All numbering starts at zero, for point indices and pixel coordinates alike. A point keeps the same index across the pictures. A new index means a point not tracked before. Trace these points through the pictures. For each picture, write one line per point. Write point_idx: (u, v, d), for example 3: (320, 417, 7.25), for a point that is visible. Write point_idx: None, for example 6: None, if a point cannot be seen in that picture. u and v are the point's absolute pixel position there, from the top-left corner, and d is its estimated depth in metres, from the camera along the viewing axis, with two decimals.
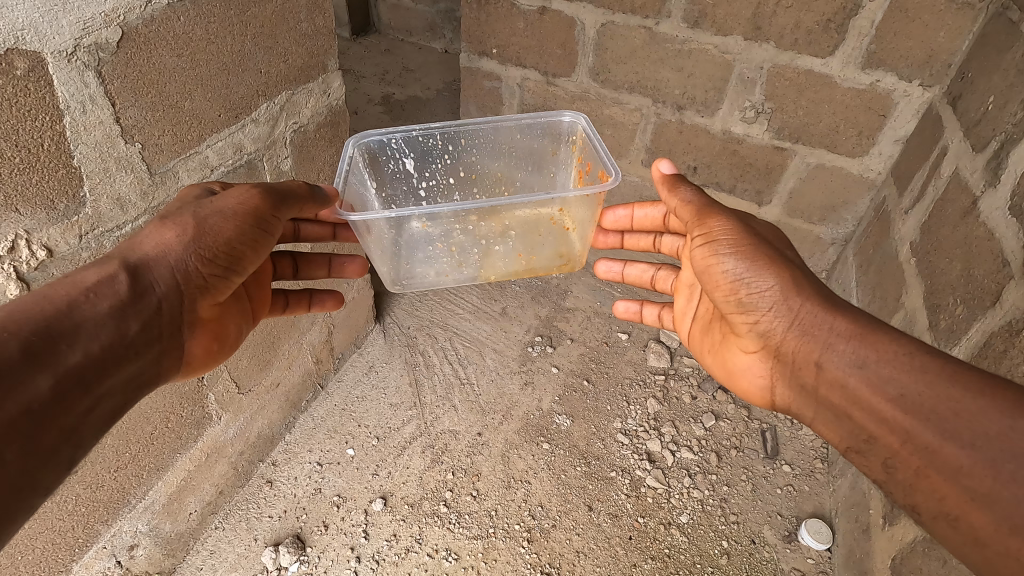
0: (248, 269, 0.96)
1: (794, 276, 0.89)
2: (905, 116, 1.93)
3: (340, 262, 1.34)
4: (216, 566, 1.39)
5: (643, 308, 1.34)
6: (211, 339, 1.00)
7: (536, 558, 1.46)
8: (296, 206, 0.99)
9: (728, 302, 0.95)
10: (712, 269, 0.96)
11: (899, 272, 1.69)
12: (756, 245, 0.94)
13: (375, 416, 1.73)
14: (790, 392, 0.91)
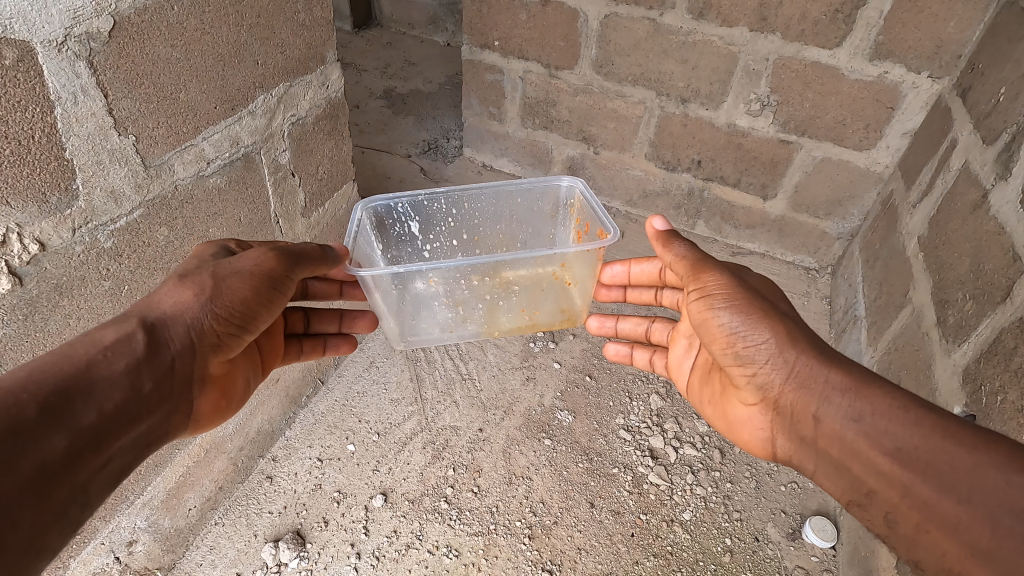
0: (260, 326, 0.95)
1: (789, 328, 0.86)
2: (913, 108, 1.90)
3: (351, 318, 1.30)
4: (216, 562, 1.38)
5: (633, 351, 1.31)
6: (219, 395, 0.98)
7: (537, 555, 1.45)
8: (309, 266, 1.00)
9: (725, 356, 0.91)
10: (709, 322, 0.93)
11: (907, 268, 1.66)
12: (751, 297, 0.90)
13: (375, 412, 1.72)
14: (790, 444, 0.88)
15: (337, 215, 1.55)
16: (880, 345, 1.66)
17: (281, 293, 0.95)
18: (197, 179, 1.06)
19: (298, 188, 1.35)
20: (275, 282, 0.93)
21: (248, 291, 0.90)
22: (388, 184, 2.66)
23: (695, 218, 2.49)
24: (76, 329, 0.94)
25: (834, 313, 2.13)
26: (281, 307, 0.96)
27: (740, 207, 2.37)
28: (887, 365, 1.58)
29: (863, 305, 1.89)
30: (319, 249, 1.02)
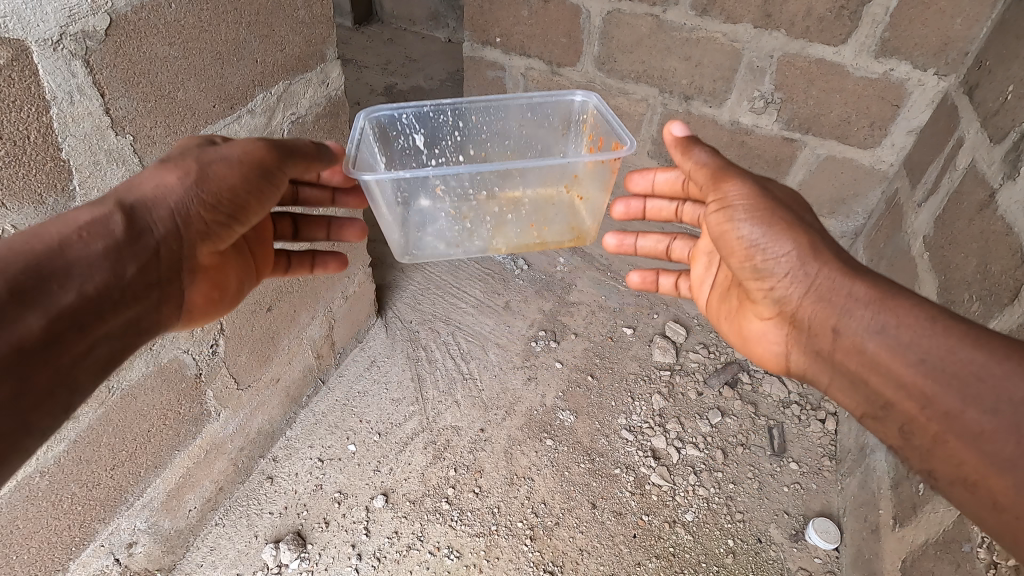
0: (251, 221, 0.92)
1: (809, 237, 0.84)
2: (919, 106, 1.89)
3: (341, 231, 1.25)
4: (217, 563, 1.37)
5: (659, 275, 1.24)
6: (211, 286, 0.96)
7: (539, 556, 1.44)
8: (302, 163, 0.95)
9: (743, 262, 0.90)
10: (727, 235, 0.90)
11: (911, 267, 1.65)
12: (772, 207, 0.87)
13: (376, 412, 1.71)
14: (806, 356, 0.88)
15: (337, 214, 1.54)
16: None
17: (270, 188, 0.91)
18: None
19: None
20: (264, 177, 0.89)
21: (235, 181, 0.86)
22: None
23: None
24: None
25: None
26: (272, 199, 0.93)
27: None
28: None
29: None
30: (312, 144, 0.97)
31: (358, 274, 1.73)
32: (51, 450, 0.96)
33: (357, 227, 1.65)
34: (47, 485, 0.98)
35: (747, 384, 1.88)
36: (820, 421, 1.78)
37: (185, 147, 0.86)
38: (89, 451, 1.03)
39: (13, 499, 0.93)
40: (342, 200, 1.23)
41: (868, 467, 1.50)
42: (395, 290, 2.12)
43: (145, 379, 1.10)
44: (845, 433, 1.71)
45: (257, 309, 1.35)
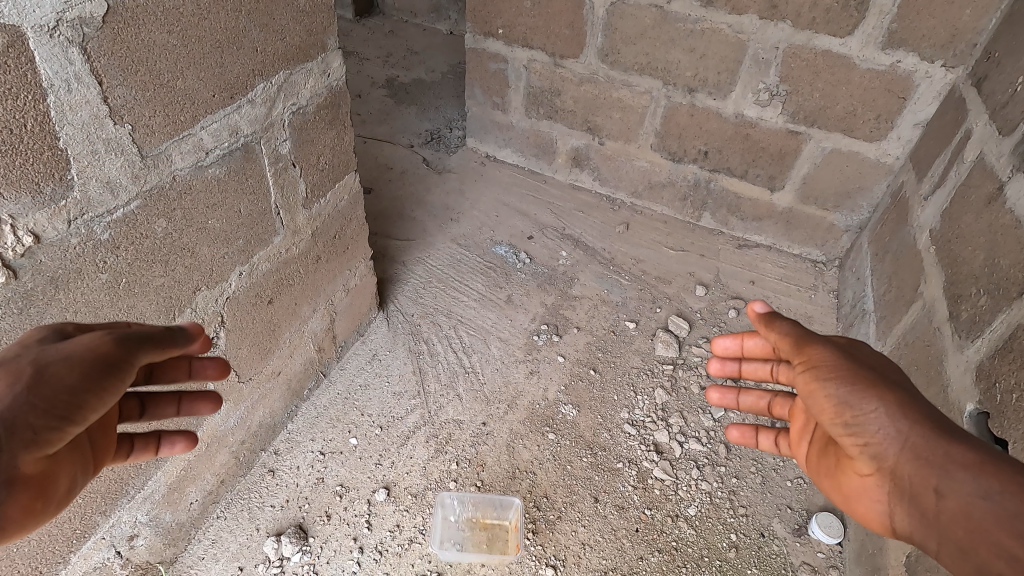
0: (94, 416, 0.72)
1: (904, 396, 0.72)
2: (926, 98, 1.86)
3: (192, 407, 1.03)
4: (218, 555, 1.37)
5: (760, 433, 1.10)
6: (36, 497, 0.71)
7: (541, 550, 1.44)
8: (156, 349, 0.78)
9: (833, 424, 0.75)
10: (810, 390, 0.78)
11: (917, 262, 1.63)
12: (861, 368, 0.76)
13: (377, 405, 1.71)
14: (909, 521, 0.69)
15: (338, 207, 1.52)
16: (889, 340, 1.64)
17: (119, 381, 0.73)
18: (196, 169, 1.04)
19: (299, 179, 1.33)
20: (109, 369, 0.72)
21: (71, 375, 0.69)
22: (390, 175, 2.63)
23: (701, 210, 2.45)
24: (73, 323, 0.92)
25: (841, 307, 2.10)
26: (116, 400, 0.74)
27: (747, 199, 2.33)
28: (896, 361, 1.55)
29: (871, 299, 1.87)
30: (166, 330, 0.81)
31: (359, 267, 1.72)
32: None
33: (359, 220, 1.63)
34: None
35: (750, 379, 1.87)
36: None
37: (19, 348, 0.70)
38: None
39: None
40: (199, 376, 0.96)
41: None
42: (397, 283, 2.11)
43: None
44: None
45: (258, 301, 1.34)
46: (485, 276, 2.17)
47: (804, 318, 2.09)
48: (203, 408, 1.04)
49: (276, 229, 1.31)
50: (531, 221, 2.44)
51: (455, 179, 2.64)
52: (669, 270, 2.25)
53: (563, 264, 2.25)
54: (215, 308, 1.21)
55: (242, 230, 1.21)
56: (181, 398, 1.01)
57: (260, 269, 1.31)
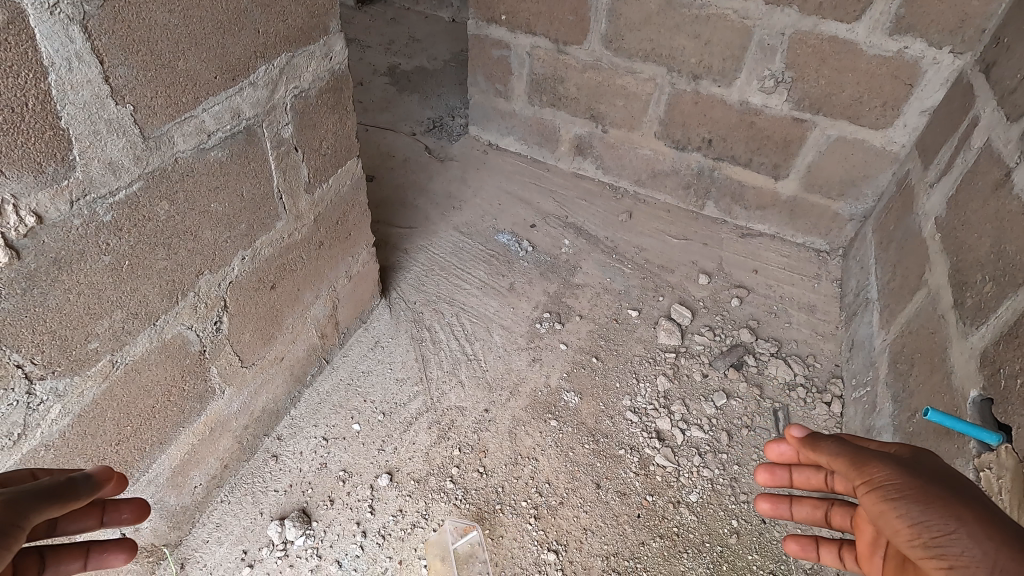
0: None
1: (984, 517, 0.63)
2: (933, 85, 1.84)
3: (102, 559, 0.88)
4: (222, 539, 1.38)
5: (820, 547, 1.00)
6: None
7: (543, 535, 1.44)
8: (56, 504, 0.70)
9: (909, 548, 0.64)
10: (879, 511, 0.67)
11: (922, 250, 1.62)
12: (931, 483, 0.67)
13: (380, 391, 1.71)
14: None
15: (341, 192, 1.52)
16: (893, 328, 1.63)
17: (9, 546, 0.63)
18: (197, 151, 1.04)
19: (302, 164, 1.32)
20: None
21: None
22: (392, 163, 2.62)
23: (705, 199, 2.44)
24: (77, 305, 0.92)
25: (845, 296, 2.09)
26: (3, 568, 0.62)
27: (751, 187, 2.32)
28: (900, 349, 1.55)
29: (875, 288, 1.86)
30: (66, 481, 0.73)
31: (362, 254, 1.72)
32: (57, 424, 0.96)
33: (361, 206, 1.63)
34: (53, 458, 0.98)
35: (752, 367, 1.87)
36: (826, 404, 1.77)
37: None
38: (93, 424, 1.02)
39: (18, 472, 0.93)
40: (112, 521, 0.88)
41: None
42: (399, 271, 2.11)
43: (148, 354, 1.09)
44: (851, 416, 1.70)
45: (261, 286, 1.34)
46: (488, 264, 2.17)
47: (807, 307, 2.08)
48: (115, 557, 0.89)
49: (279, 214, 1.31)
50: (533, 209, 2.43)
51: (458, 168, 2.63)
52: (672, 259, 2.24)
53: (565, 253, 2.25)
54: (218, 292, 1.21)
55: (245, 214, 1.21)
56: (88, 550, 0.87)
57: (263, 254, 1.30)
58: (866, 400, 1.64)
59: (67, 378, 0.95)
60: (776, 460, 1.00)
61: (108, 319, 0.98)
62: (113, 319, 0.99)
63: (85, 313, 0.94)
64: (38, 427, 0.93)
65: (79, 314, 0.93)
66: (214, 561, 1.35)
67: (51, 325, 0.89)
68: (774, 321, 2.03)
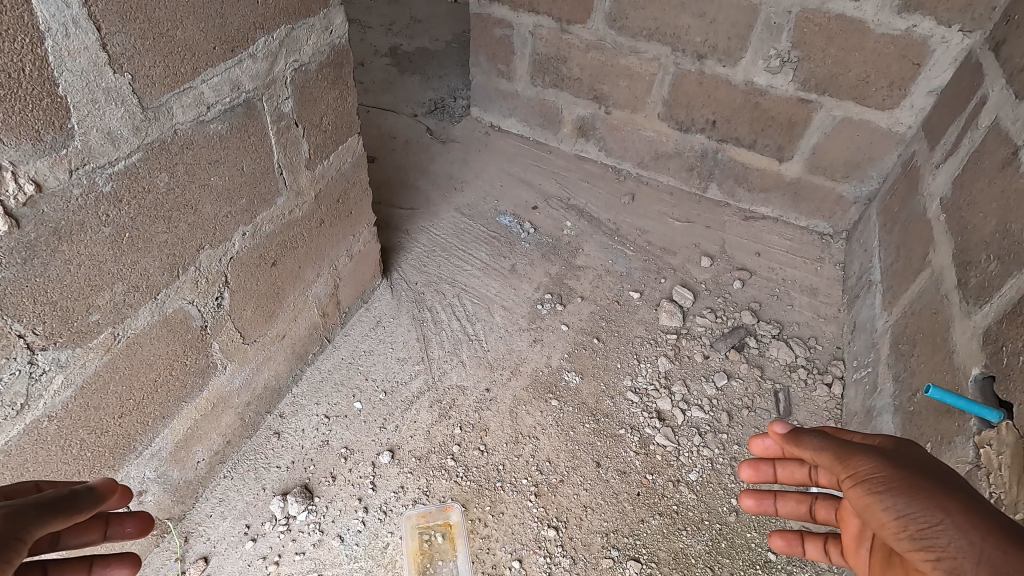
0: None
1: (969, 506, 0.62)
2: (941, 65, 1.82)
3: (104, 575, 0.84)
4: (225, 514, 1.39)
5: (805, 542, 0.99)
6: None
7: (543, 512, 1.45)
8: (59, 517, 0.68)
9: (896, 540, 0.63)
10: (865, 505, 0.66)
11: (926, 231, 1.61)
12: (915, 474, 0.66)
13: (381, 370, 1.72)
14: None
15: (341, 169, 1.51)
16: (895, 310, 1.62)
17: (11, 558, 0.61)
18: (197, 124, 1.03)
19: (302, 140, 1.32)
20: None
21: None
22: (393, 144, 2.60)
23: (708, 181, 2.42)
24: (78, 276, 0.92)
25: (847, 279, 2.08)
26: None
27: (754, 170, 2.30)
28: (902, 330, 1.54)
29: (878, 270, 1.85)
30: (70, 493, 0.72)
31: (363, 233, 1.71)
32: (60, 394, 0.96)
33: (362, 185, 1.62)
34: (56, 428, 0.98)
35: (753, 348, 1.87)
36: (827, 385, 1.77)
37: None
38: (96, 397, 1.03)
39: (22, 442, 0.93)
40: (116, 534, 0.88)
41: (874, 430, 1.49)
42: (400, 252, 2.10)
43: (150, 328, 1.09)
44: (852, 397, 1.70)
45: (261, 263, 1.34)
46: (489, 245, 2.16)
47: (809, 290, 2.07)
48: (117, 573, 0.85)
49: (279, 190, 1.30)
50: (535, 191, 2.42)
51: (459, 149, 2.61)
52: (674, 241, 2.23)
53: (567, 235, 2.24)
54: (219, 267, 1.21)
55: (245, 189, 1.20)
56: (92, 564, 0.84)
57: (264, 230, 1.30)
58: (866, 381, 1.64)
59: (68, 349, 0.95)
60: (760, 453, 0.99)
61: (109, 291, 0.98)
62: (114, 291, 0.99)
63: (86, 284, 0.94)
64: (41, 397, 0.93)
65: (81, 285, 0.93)
66: (217, 535, 1.36)
67: (52, 295, 0.89)
68: (776, 303, 2.02)
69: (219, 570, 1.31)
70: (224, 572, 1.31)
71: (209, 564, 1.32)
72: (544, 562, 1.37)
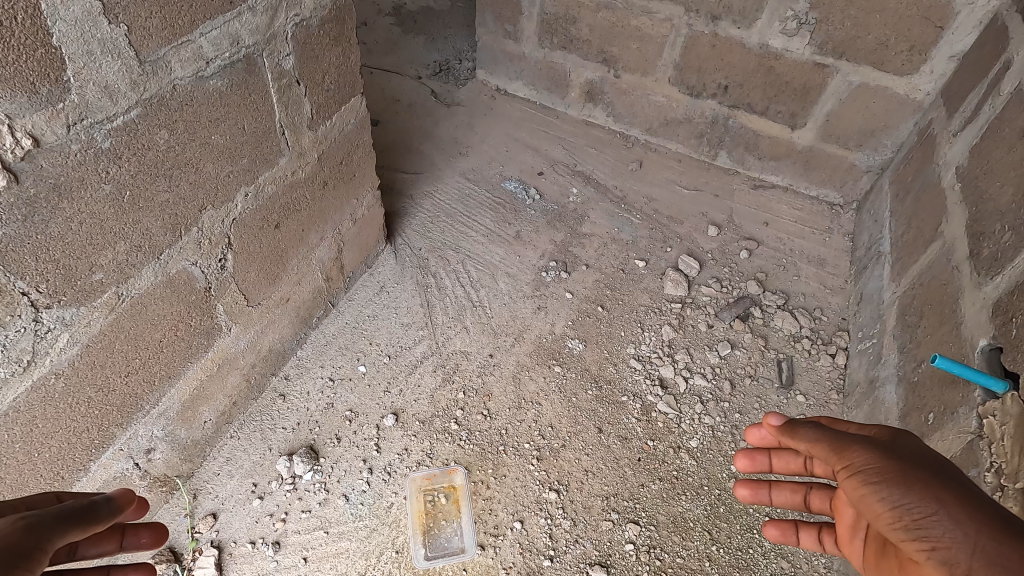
0: None
1: (964, 499, 0.61)
2: (965, 28, 1.75)
3: None
4: (233, 472, 1.42)
5: (798, 530, 1.01)
6: None
7: (545, 475, 1.48)
8: (76, 530, 0.67)
9: (890, 530, 0.62)
10: (861, 497, 0.66)
11: (940, 201, 1.58)
12: (911, 467, 0.65)
13: (386, 335, 1.72)
14: None
15: (344, 130, 1.48)
16: (904, 281, 1.60)
17: (31, 568, 0.59)
18: (196, 80, 1.00)
19: (304, 99, 1.29)
20: (19, 557, 0.58)
21: None
22: (397, 107, 2.55)
23: (718, 148, 2.37)
24: (80, 234, 0.91)
25: (856, 250, 2.05)
26: None
27: (766, 137, 2.25)
28: (909, 301, 1.52)
29: (888, 241, 1.82)
30: (88, 503, 0.70)
31: (366, 197, 1.69)
32: (66, 353, 0.96)
33: (365, 147, 1.59)
34: (64, 386, 0.99)
35: (758, 318, 1.87)
36: (830, 356, 1.77)
37: None
38: (102, 356, 1.03)
39: (30, 399, 0.94)
40: (132, 546, 0.87)
41: (877, 400, 1.50)
42: (404, 217, 2.08)
43: (153, 288, 1.09)
44: (855, 368, 1.70)
45: (264, 225, 1.33)
46: (494, 211, 2.14)
47: (817, 260, 2.05)
48: None
49: (281, 150, 1.28)
50: (541, 157, 2.38)
51: (464, 113, 2.55)
52: (682, 210, 2.20)
53: (573, 201, 2.21)
54: (222, 229, 1.20)
55: (247, 149, 1.18)
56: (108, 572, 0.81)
57: (267, 192, 1.28)
58: (871, 352, 1.64)
59: (73, 308, 0.95)
60: (758, 445, 1.00)
61: (112, 251, 0.97)
62: (117, 251, 0.99)
63: (89, 243, 0.93)
64: (47, 354, 0.94)
65: (83, 244, 0.92)
66: (225, 492, 1.39)
67: (54, 253, 0.89)
68: (782, 274, 2.01)
69: (228, 526, 1.34)
70: (232, 528, 1.34)
71: (217, 520, 1.35)
72: (545, 524, 1.40)
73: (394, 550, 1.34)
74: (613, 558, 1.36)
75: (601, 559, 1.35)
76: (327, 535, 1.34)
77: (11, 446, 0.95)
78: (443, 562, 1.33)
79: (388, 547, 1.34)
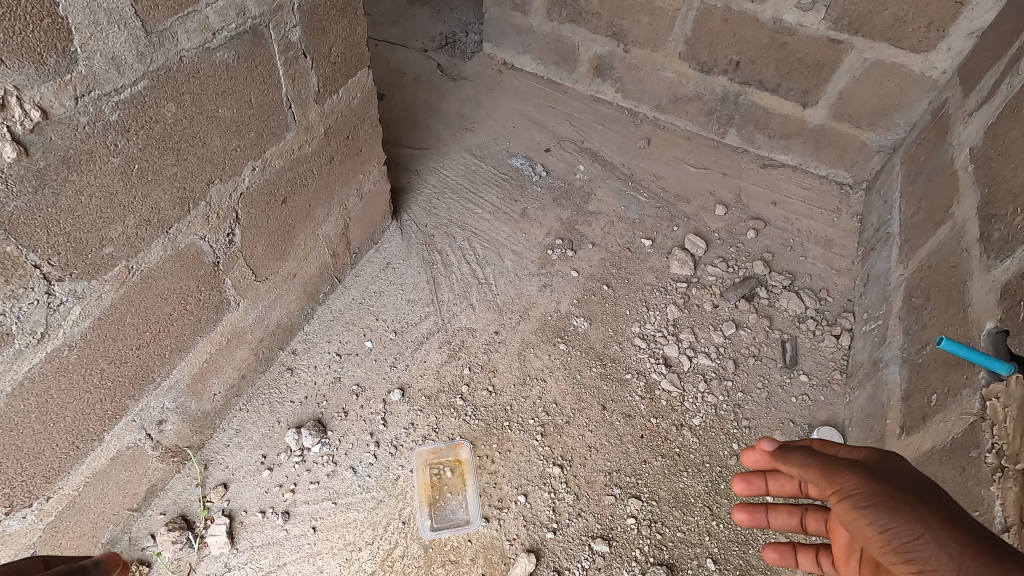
0: None
1: (951, 521, 0.61)
2: (985, 4, 1.70)
3: None
4: (243, 444, 1.44)
5: (797, 555, 0.96)
6: None
7: (549, 450, 1.50)
8: None
9: (881, 554, 0.62)
10: (850, 521, 0.65)
11: (952, 182, 1.56)
12: (899, 490, 0.65)
13: (392, 311, 1.73)
14: None
15: (351, 104, 1.46)
16: (912, 263, 1.59)
17: None
18: (203, 52, 0.99)
19: (311, 72, 1.27)
20: None
21: None
22: (403, 81, 2.52)
23: (727, 126, 2.33)
24: (90, 207, 0.91)
25: (864, 231, 2.03)
26: None
27: (776, 115, 2.21)
28: (916, 283, 1.52)
29: (897, 222, 1.80)
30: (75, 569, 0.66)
31: (372, 172, 1.68)
32: (78, 325, 0.98)
33: (371, 121, 1.58)
34: (77, 358, 1.00)
35: (764, 299, 1.86)
36: (835, 337, 1.77)
37: None
38: (113, 328, 1.04)
39: (44, 370, 0.95)
40: None
41: (880, 381, 1.50)
42: (410, 193, 2.07)
43: (163, 262, 1.09)
44: (859, 349, 1.70)
45: (271, 200, 1.32)
46: (501, 188, 2.13)
47: (824, 241, 2.04)
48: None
49: (288, 124, 1.27)
50: (548, 133, 2.35)
51: (471, 88, 2.52)
52: (689, 188, 2.18)
53: (580, 178, 2.20)
54: (230, 203, 1.20)
55: (254, 123, 1.17)
56: None
57: (274, 166, 1.28)
58: (876, 333, 1.64)
59: (84, 281, 0.96)
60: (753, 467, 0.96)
61: (121, 224, 0.98)
62: (126, 224, 0.99)
63: (99, 216, 0.93)
64: (60, 326, 0.95)
65: (93, 217, 0.92)
66: (236, 463, 1.42)
67: (65, 226, 0.89)
68: (789, 254, 2.00)
69: (238, 496, 1.37)
70: (243, 498, 1.37)
71: (228, 490, 1.38)
72: (549, 497, 1.42)
73: (401, 521, 1.37)
74: (615, 532, 1.38)
75: (603, 532, 1.38)
76: (335, 505, 1.37)
77: (28, 416, 0.96)
78: (449, 533, 1.36)
79: (394, 518, 1.37)
